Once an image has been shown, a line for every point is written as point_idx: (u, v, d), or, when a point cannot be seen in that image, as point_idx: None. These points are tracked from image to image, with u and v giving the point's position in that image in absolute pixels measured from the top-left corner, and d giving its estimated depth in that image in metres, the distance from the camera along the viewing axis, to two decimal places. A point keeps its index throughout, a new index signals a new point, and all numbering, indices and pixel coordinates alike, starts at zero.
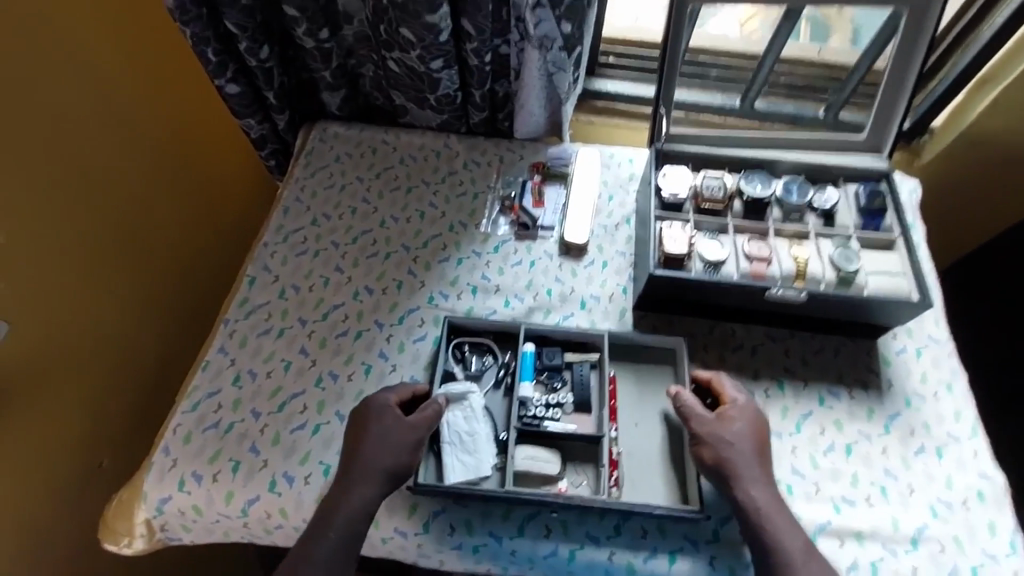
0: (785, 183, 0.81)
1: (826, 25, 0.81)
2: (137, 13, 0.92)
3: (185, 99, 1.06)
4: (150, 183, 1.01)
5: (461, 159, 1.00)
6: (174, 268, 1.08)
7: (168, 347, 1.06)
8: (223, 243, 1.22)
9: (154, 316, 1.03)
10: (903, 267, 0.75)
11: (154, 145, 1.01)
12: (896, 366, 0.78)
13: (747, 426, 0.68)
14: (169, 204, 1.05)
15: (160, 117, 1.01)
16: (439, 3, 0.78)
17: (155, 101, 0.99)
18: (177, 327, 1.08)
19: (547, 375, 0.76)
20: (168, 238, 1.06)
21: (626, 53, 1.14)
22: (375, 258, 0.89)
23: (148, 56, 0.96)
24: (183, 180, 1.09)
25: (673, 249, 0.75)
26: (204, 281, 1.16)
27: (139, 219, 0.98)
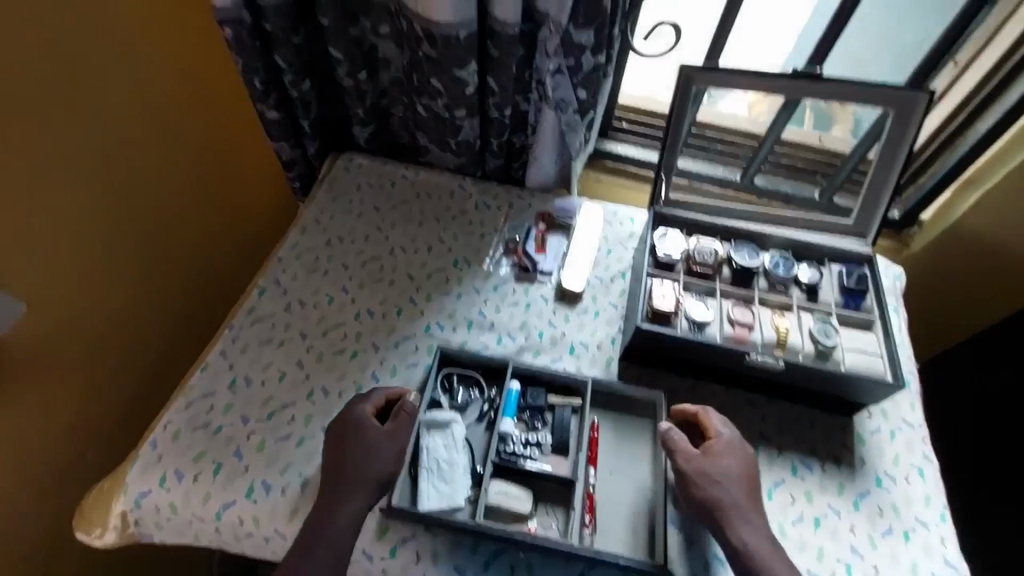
0: (773, 256, 0.86)
1: (823, 117, 0.88)
2: (194, 38, 1.00)
3: (227, 119, 1.14)
4: (181, 191, 1.07)
5: (473, 200, 1.06)
6: (188, 273, 1.13)
7: (168, 347, 1.10)
8: (238, 254, 1.27)
9: (160, 316, 1.07)
10: (880, 349, 0.78)
11: (191, 157, 1.08)
12: (870, 445, 0.80)
13: (737, 463, 0.70)
14: (194, 213, 1.12)
15: (200, 132, 1.08)
16: (469, 61, 0.86)
17: (198, 117, 1.07)
18: (180, 329, 1.13)
19: (529, 413, 0.78)
20: (187, 244, 1.11)
21: (638, 121, 1.22)
22: (380, 283, 0.93)
23: (198, 77, 1.04)
24: (212, 192, 1.15)
25: (661, 305, 0.79)
26: (212, 287, 1.21)
27: (164, 223, 1.04)
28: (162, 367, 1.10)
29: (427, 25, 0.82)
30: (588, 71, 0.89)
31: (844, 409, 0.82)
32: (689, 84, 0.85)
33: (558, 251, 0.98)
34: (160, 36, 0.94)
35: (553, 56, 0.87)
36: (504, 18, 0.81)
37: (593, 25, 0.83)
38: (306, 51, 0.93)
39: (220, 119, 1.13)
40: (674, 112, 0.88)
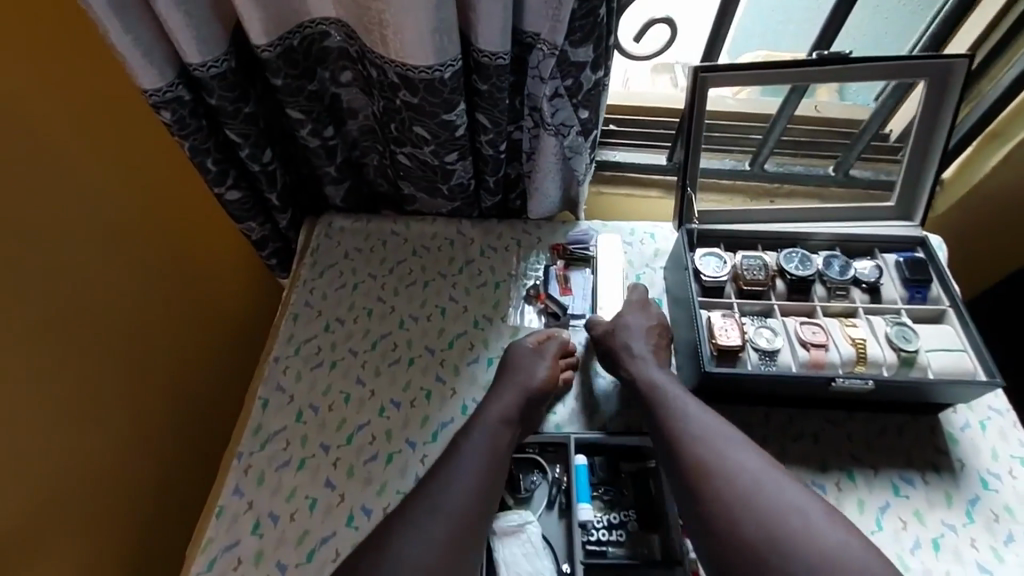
0: (825, 258, 0.79)
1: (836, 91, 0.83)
2: (126, 124, 0.86)
3: (189, 205, 1.00)
4: (146, 299, 0.94)
5: (477, 246, 0.95)
6: (172, 385, 0.99)
7: (163, 471, 0.98)
8: (225, 348, 1.12)
9: (146, 442, 0.95)
10: (962, 343, 0.72)
11: (151, 259, 0.94)
12: (962, 443, 0.75)
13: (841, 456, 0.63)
14: (167, 318, 0.98)
15: (159, 228, 0.95)
16: (457, 101, 0.75)
17: (153, 212, 0.93)
18: (175, 447, 1.00)
19: (604, 490, 0.70)
20: (166, 355, 0.98)
21: (628, 121, 1.12)
22: (398, 365, 0.82)
23: (139, 167, 0.89)
24: (184, 290, 1.01)
25: (726, 342, 0.70)
26: (206, 392, 1.07)
27: (131, 339, 0.91)
28: (158, 496, 0.97)
29: (403, 70, 0.71)
30: (588, 89, 0.79)
31: (929, 408, 0.76)
32: (705, 85, 0.76)
33: (583, 287, 0.89)
34: (85, 135, 0.81)
35: (549, 80, 0.76)
36: (491, 48, 0.70)
37: (590, 39, 0.74)
38: (260, 117, 0.80)
39: (181, 206, 0.98)
40: (691, 114, 0.79)
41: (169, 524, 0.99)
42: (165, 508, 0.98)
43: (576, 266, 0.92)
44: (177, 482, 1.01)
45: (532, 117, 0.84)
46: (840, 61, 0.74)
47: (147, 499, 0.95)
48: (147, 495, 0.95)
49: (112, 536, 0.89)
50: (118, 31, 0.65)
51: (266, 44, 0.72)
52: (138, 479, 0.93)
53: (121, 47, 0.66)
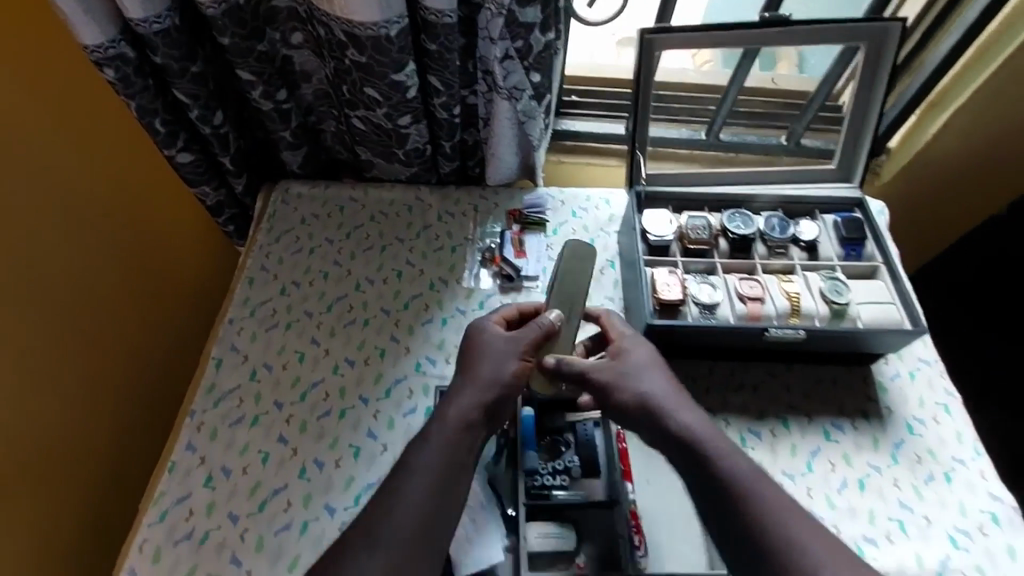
0: (767, 218, 0.82)
1: (774, 58, 0.84)
2: (75, 86, 0.86)
3: (139, 173, 1.00)
4: (96, 266, 0.94)
5: (435, 211, 0.96)
6: (127, 353, 1.00)
7: (118, 438, 0.99)
8: (184, 318, 1.12)
9: (97, 410, 0.95)
10: (892, 296, 0.76)
11: (100, 226, 0.94)
12: (892, 392, 0.79)
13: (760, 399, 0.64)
14: (119, 287, 0.98)
15: (107, 194, 0.94)
16: (406, 60, 0.75)
17: (99, 179, 0.93)
18: (129, 416, 1.01)
19: (551, 439, 0.72)
20: (119, 323, 0.98)
21: (589, 92, 1.14)
22: (353, 325, 0.83)
23: (87, 130, 0.89)
24: (138, 258, 1.01)
25: (667, 296, 0.73)
26: (163, 362, 1.07)
27: (80, 306, 0.91)
28: (112, 462, 0.98)
29: (350, 28, 0.71)
30: (539, 51, 0.80)
31: (862, 360, 0.79)
32: (653, 48, 0.78)
33: (538, 250, 0.90)
34: (31, 94, 0.81)
35: (499, 41, 0.77)
36: (438, 6, 0.71)
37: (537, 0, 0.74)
38: (209, 77, 0.79)
39: (129, 174, 0.98)
40: (640, 78, 0.80)
41: (124, 487, 1.01)
42: (121, 474, 1.00)
43: (531, 231, 0.93)
44: (133, 448, 1.02)
45: (485, 81, 0.85)
46: (781, 24, 0.76)
47: (101, 463, 0.96)
48: (100, 461, 0.96)
49: (65, 498, 0.91)
50: None
51: (210, 1, 0.71)
52: (90, 445, 0.94)
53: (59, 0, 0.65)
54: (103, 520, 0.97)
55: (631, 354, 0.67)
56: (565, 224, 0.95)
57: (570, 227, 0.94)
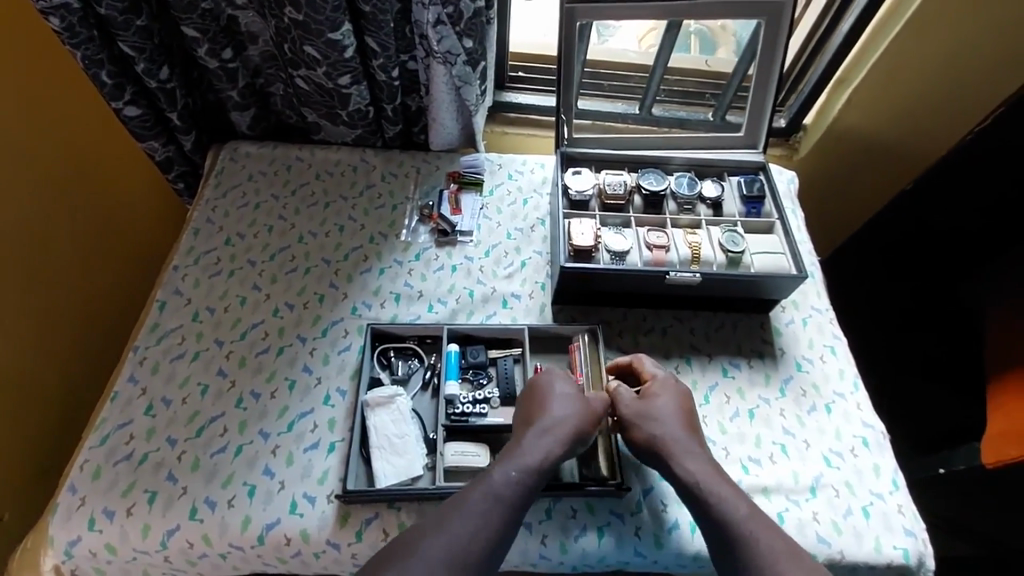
0: (677, 178, 0.90)
1: (709, 38, 0.91)
2: (29, 46, 0.92)
3: (86, 131, 1.05)
4: (43, 217, 0.98)
5: (379, 172, 1.01)
6: (73, 303, 1.05)
7: (59, 388, 1.02)
8: (130, 275, 1.17)
9: (42, 356, 0.99)
10: (783, 248, 0.84)
11: (50, 178, 0.99)
12: (786, 335, 0.87)
13: (673, 400, 0.72)
14: (69, 244, 1.03)
15: (56, 149, 1.00)
16: (341, 20, 0.80)
17: (47, 133, 0.98)
18: (72, 365, 1.05)
19: (473, 372, 0.78)
20: (66, 275, 1.03)
21: (533, 68, 1.21)
22: (294, 273, 0.88)
23: (40, 88, 0.95)
24: (85, 216, 1.06)
25: (581, 242, 0.80)
26: (107, 318, 1.12)
27: (25, 252, 0.96)
28: (52, 410, 1.01)
29: None
30: (469, 17, 0.86)
31: (760, 307, 0.88)
32: (572, 18, 0.84)
33: (473, 207, 0.97)
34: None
35: (430, 6, 0.83)
36: None
37: None
38: (155, 33, 0.83)
39: (82, 133, 1.04)
40: (563, 56, 0.88)
41: (62, 438, 1.03)
42: (55, 425, 1.02)
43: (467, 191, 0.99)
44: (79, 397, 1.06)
45: (422, 46, 0.90)
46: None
47: (39, 412, 0.99)
48: (39, 409, 0.99)
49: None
50: None
51: None
52: (32, 390, 0.98)
53: None
54: (41, 467, 0.99)
55: (660, 399, 0.71)
56: (500, 185, 1.01)
57: (505, 188, 1.01)
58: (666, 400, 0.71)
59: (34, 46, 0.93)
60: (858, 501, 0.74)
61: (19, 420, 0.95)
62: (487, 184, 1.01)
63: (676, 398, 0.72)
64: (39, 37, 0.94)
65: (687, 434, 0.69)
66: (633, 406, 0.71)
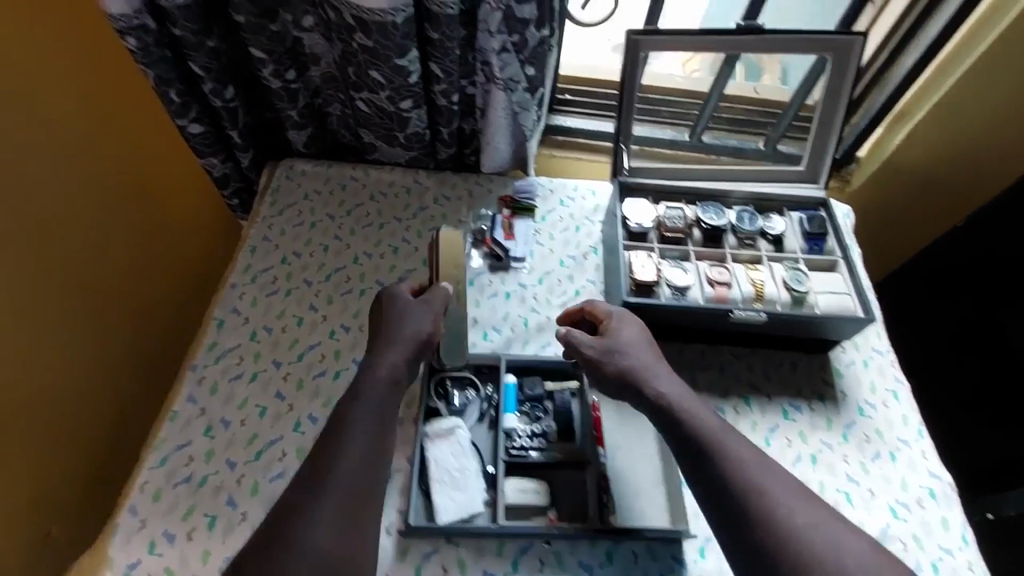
0: (738, 212, 0.89)
1: (758, 67, 0.90)
2: (111, 67, 0.97)
3: (145, 146, 1.08)
4: (101, 230, 1.01)
5: (432, 194, 1.01)
6: (126, 314, 1.07)
7: (106, 397, 1.04)
8: (181, 289, 1.20)
9: (95, 367, 1.02)
10: (847, 288, 0.83)
11: (117, 194, 1.03)
12: (847, 377, 0.86)
13: (632, 332, 0.72)
14: (129, 256, 1.07)
15: (117, 164, 1.03)
16: (409, 47, 0.80)
17: (119, 151, 1.02)
18: (121, 375, 1.07)
19: (530, 405, 0.78)
20: (123, 287, 1.06)
21: (581, 92, 1.20)
22: (350, 295, 0.88)
23: (117, 108, 1.00)
24: (145, 230, 1.10)
25: (643, 277, 0.80)
26: (156, 329, 1.14)
27: (90, 264, 0.99)
28: (99, 419, 1.03)
29: (359, 13, 0.76)
30: (534, 46, 0.86)
31: (819, 346, 0.86)
32: (637, 48, 0.84)
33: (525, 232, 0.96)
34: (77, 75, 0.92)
35: (497, 34, 0.82)
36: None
37: None
38: (224, 54, 0.84)
39: (141, 148, 1.07)
40: (625, 75, 0.86)
41: (108, 446, 1.05)
42: (102, 433, 1.04)
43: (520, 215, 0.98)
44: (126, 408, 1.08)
45: (483, 72, 0.90)
46: (755, 32, 0.83)
47: (87, 420, 1.01)
48: (87, 417, 1.01)
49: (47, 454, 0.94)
50: None
51: None
52: (82, 399, 1.00)
53: None
54: (87, 475, 1.01)
55: (620, 332, 0.72)
56: (552, 211, 1.01)
57: (558, 215, 1.00)
58: (627, 331, 0.72)
59: (114, 70, 0.98)
60: (927, 556, 0.72)
61: (68, 428, 0.98)
62: (539, 209, 1.01)
63: (632, 328, 0.72)
64: (117, 56, 0.98)
65: (655, 366, 0.69)
66: (595, 343, 0.71)
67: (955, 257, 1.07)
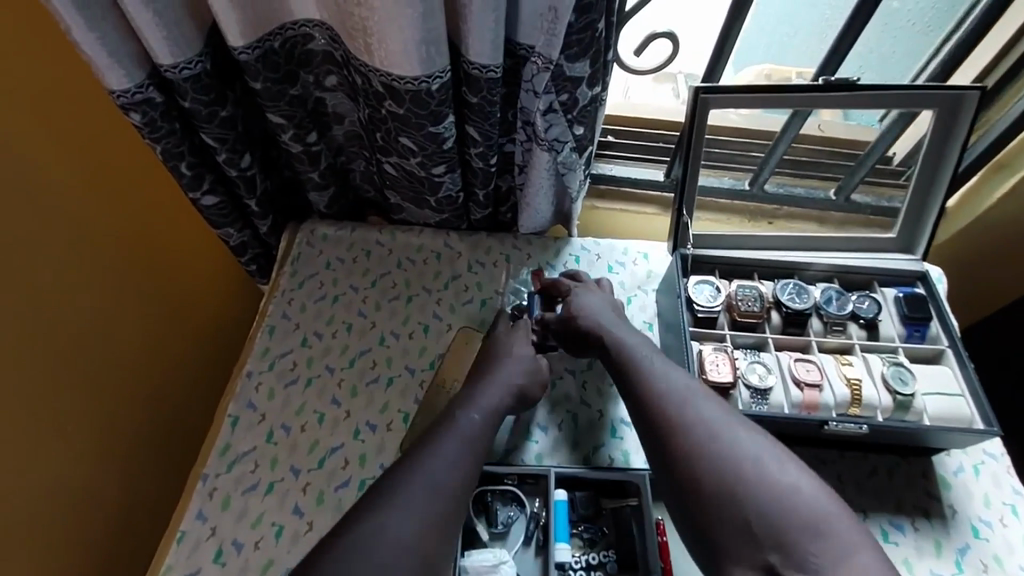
0: (823, 290, 0.76)
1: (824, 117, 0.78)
2: (120, 146, 0.86)
3: (147, 197, 0.93)
4: (108, 311, 0.89)
5: (465, 260, 0.91)
6: (148, 397, 0.98)
7: (134, 482, 0.96)
8: (204, 365, 1.09)
9: (114, 459, 0.92)
10: (961, 387, 0.70)
11: (134, 273, 0.93)
12: (955, 488, 0.72)
13: (596, 298, 0.77)
14: (149, 334, 0.97)
15: (118, 225, 0.89)
16: (445, 113, 0.71)
17: (134, 230, 0.92)
18: (151, 455, 0.99)
19: (584, 527, 0.67)
20: (144, 367, 0.97)
21: (625, 133, 1.08)
22: (376, 384, 0.79)
23: (132, 188, 0.90)
24: (166, 306, 1.00)
25: (716, 377, 0.68)
26: (185, 397, 1.05)
27: (106, 347, 0.90)
28: (132, 505, 0.96)
29: (388, 80, 0.67)
30: (585, 105, 0.75)
31: (921, 451, 0.73)
32: (707, 107, 0.74)
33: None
34: (81, 153, 0.81)
35: (543, 94, 0.72)
36: (481, 60, 0.66)
37: (586, 54, 0.70)
38: (239, 120, 0.76)
39: (143, 201, 0.92)
40: (692, 128, 0.75)
41: (126, 543, 0.95)
42: (137, 518, 0.97)
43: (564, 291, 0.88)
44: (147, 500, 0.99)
45: (524, 131, 0.80)
46: (845, 88, 0.72)
47: (116, 508, 0.93)
48: (113, 508, 0.93)
49: (57, 562, 0.85)
50: (83, 30, 0.61)
51: (244, 46, 0.67)
52: (107, 491, 0.92)
53: (86, 45, 0.62)
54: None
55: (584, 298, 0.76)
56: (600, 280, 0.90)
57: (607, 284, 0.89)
58: (589, 296, 0.77)
59: (126, 150, 0.87)
60: None
61: (93, 526, 0.90)
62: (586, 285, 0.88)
63: (595, 300, 0.76)
64: (101, 105, 0.82)
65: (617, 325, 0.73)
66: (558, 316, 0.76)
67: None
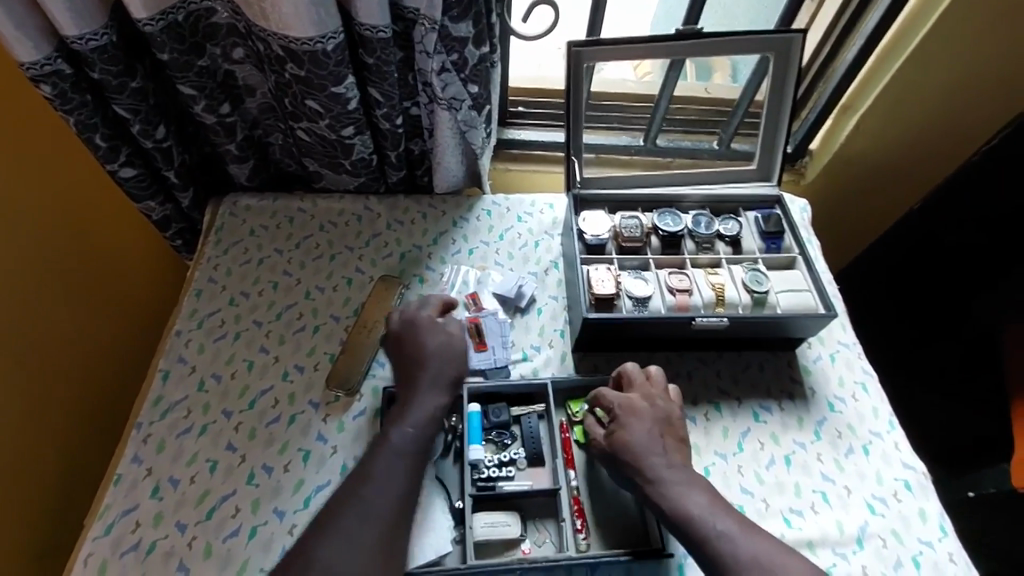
0: (694, 216, 0.88)
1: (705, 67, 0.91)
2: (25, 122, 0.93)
3: (50, 169, 0.98)
4: (16, 292, 0.95)
5: (384, 220, 0.97)
6: (64, 369, 1.04)
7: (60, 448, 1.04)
8: (124, 342, 1.17)
9: (40, 423, 1.01)
10: (808, 284, 0.82)
11: (46, 249, 0.99)
12: (816, 374, 0.84)
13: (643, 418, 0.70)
14: (70, 316, 1.05)
15: (23, 201, 0.95)
16: (345, 73, 0.78)
17: (42, 205, 0.98)
18: (80, 426, 1.08)
19: (497, 433, 0.75)
20: (67, 346, 1.05)
21: (531, 101, 1.18)
22: (303, 332, 0.84)
23: (40, 159, 0.96)
24: (78, 281, 1.06)
25: (602, 291, 0.79)
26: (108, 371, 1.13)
27: (21, 328, 0.96)
28: (62, 472, 1.05)
29: (286, 43, 0.73)
30: (475, 63, 0.83)
31: (787, 344, 0.85)
32: (580, 60, 0.83)
33: (513, 287, 0.89)
34: None
35: (435, 54, 0.80)
36: (371, 21, 0.74)
37: (468, 15, 0.78)
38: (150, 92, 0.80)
39: (46, 171, 0.97)
40: (570, 86, 0.86)
41: (50, 500, 1.03)
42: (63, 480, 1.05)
43: (482, 256, 0.95)
44: (74, 462, 1.07)
45: (426, 93, 0.87)
46: (694, 35, 0.83)
47: (47, 470, 1.02)
48: (45, 472, 1.02)
49: None
50: None
51: (147, 18, 0.72)
52: (31, 458, 1.00)
53: None
54: (31, 530, 1.00)
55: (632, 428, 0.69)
56: (510, 229, 0.98)
57: (516, 232, 0.98)
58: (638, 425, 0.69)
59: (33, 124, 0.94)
60: (906, 549, 0.71)
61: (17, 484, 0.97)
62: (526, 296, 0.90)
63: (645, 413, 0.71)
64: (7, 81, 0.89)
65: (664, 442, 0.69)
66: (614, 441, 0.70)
67: (898, 253, 1.15)
